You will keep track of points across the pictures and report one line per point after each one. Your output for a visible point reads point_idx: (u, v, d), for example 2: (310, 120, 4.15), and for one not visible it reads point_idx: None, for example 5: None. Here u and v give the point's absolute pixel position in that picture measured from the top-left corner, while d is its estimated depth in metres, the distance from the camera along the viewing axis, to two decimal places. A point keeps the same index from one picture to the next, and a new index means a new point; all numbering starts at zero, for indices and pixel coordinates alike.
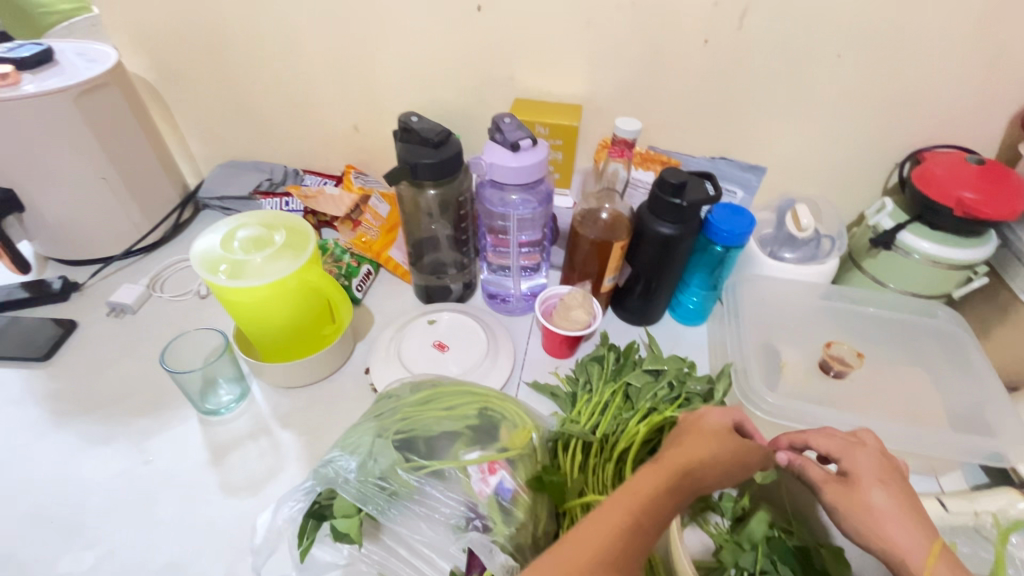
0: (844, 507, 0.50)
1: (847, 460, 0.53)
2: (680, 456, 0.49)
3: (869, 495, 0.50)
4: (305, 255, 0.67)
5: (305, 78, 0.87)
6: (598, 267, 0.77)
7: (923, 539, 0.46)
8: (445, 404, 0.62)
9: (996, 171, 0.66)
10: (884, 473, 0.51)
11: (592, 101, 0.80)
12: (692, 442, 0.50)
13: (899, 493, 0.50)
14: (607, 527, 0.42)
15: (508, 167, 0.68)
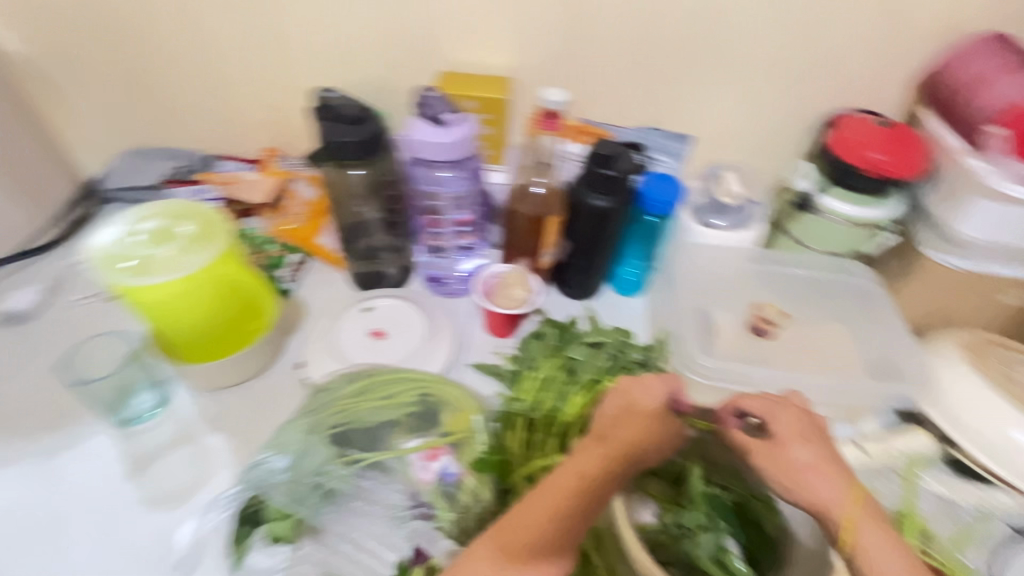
0: (771, 468, 0.50)
1: (773, 419, 0.52)
2: (622, 433, 0.48)
3: (795, 452, 0.50)
4: (219, 246, 0.62)
5: (210, 53, 0.80)
6: (536, 242, 0.77)
7: (843, 490, 0.48)
8: (382, 393, 0.59)
9: (903, 133, 0.70)
10: (806, 429, 0.51)
11: (522, 72, 0.78)
12: (625, 417, 0.49)
13: (819, 446, 0.50)
14: (539, 510, 0.44)
15: (436, 143, 0.64)
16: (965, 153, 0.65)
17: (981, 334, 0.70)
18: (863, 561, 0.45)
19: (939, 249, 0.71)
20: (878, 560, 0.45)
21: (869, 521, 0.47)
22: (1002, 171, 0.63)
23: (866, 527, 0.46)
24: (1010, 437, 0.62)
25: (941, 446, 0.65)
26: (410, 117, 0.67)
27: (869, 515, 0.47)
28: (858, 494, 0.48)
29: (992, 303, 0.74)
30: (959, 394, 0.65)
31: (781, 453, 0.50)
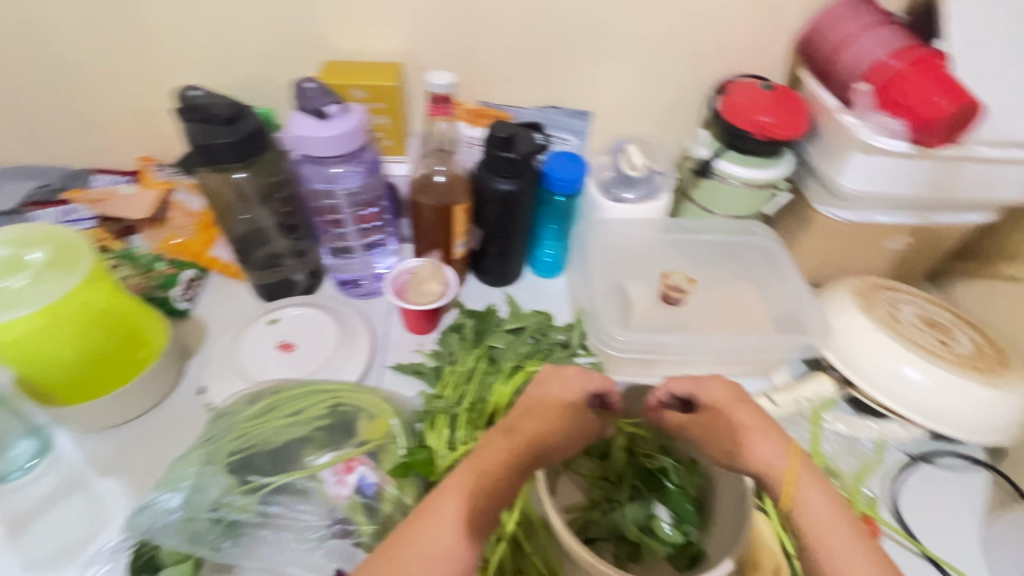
0: (706, 438, 0.52)
1: (702, 393, 0.52)
2: (526, 426, 0.48)
3: (727, 420, 0.50)
4: (84, 271, 0.56)
5: (66, 56, 0.72)
6: (446, 234, 0.74)
7: (782, 448, 0.47)
8: (289, 410, 0.56)
9: (785, 94, 0.72)
10: (735, 394, 0.52)
11: (412, 57, 0.75)
12: (536, 408, 0.49)
13: (750, 408, 0.50)
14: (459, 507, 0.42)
15: (323, 139, 0.61)
16: (839, 111, 0.68)
17: (867, 280, 0.75)
18: (806, 515, 0.44)
19: (829, 204, 0.75)
20: (822, 517, 0.44)
21: (808, 475, 0.46)
22: (869, 125, 0.65)
23: (806, 479, 0.46)
24: (899, 373, 0.64)
25: (841, 389, 0.69)
26: (292, 113, 0.63)
27: (810, 472, 0.46)
28: (797, 449, 0.47)
29: (878, 250, 0.79)
30: (848, 334, 0.68)
31: (714, 422, 0.51)
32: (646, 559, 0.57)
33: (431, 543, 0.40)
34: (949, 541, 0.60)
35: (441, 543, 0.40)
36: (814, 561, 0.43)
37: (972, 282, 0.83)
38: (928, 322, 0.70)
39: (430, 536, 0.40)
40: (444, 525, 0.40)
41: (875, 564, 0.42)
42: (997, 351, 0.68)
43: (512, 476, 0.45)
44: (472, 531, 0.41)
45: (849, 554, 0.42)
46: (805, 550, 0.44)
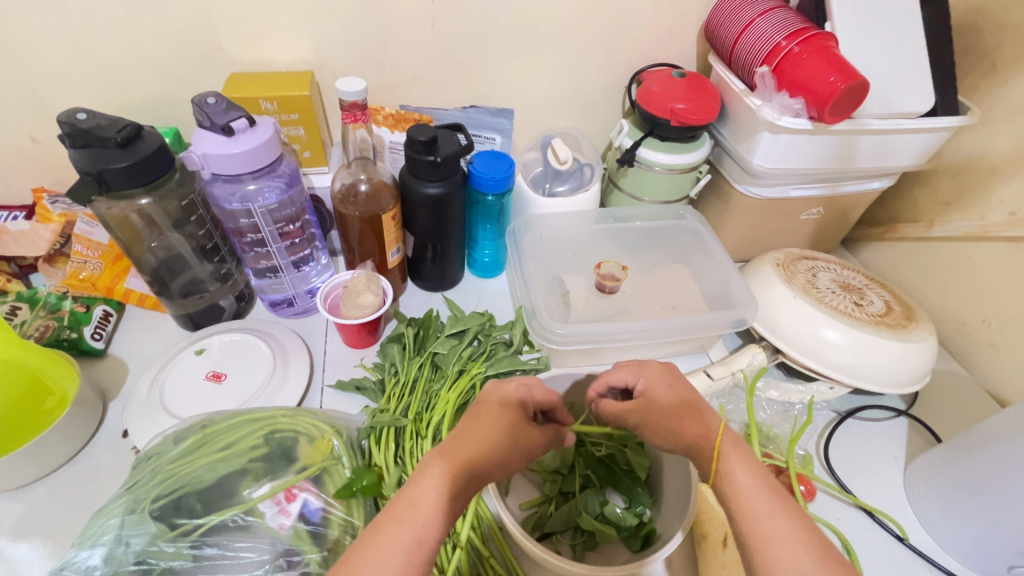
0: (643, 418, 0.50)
1: (640, 379, 0.53)
2: (467, 444, 0.44)
3: (660, 407, 0.49)
4: None
5: None
6: (377, 243, 0.72)
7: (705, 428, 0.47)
8: (219, 445, 0.53)
9: (696, 80, 0.75)
10: (669, 379, 0.52)
11: (324, 64, 0.73)
12: (476, 425, 0.46)
13: (681, 395, 0.50)
14: (390, 545, 0.38)
15: (231, 155, 0.58)
16: (746, 94, 0.71)
17: (789, 253, 0.79)
18: (730, 485, 0.44)
19: (747, 182, 0.78)
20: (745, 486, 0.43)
21: (732, 448, 0.46)
22: (772, 106, 0.68)
23: (732, 455, 0.45)
24: (821, 336, 0.68)
25: (772, 356, 0.72)
26: (196, 132, 0.60)
27: (734, 445, 0.47)
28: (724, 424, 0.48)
29: (795, 222, 0.84)
30: (773, 306, 0.72)
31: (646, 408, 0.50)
32: (603, 548, 0.58)
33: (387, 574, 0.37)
34: (878, 488, 0.65)
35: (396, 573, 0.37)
36: (739, 529, 0.42)
37: (879, 244, 0.89)
38: (844, 287, 0.74)
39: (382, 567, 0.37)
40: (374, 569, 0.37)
41: (795, 521, 0.41)
42: (904, 307, 0.73)
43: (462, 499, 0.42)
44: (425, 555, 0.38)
45: (767, 514, 0.41)
46: (731, 520, 0.43)
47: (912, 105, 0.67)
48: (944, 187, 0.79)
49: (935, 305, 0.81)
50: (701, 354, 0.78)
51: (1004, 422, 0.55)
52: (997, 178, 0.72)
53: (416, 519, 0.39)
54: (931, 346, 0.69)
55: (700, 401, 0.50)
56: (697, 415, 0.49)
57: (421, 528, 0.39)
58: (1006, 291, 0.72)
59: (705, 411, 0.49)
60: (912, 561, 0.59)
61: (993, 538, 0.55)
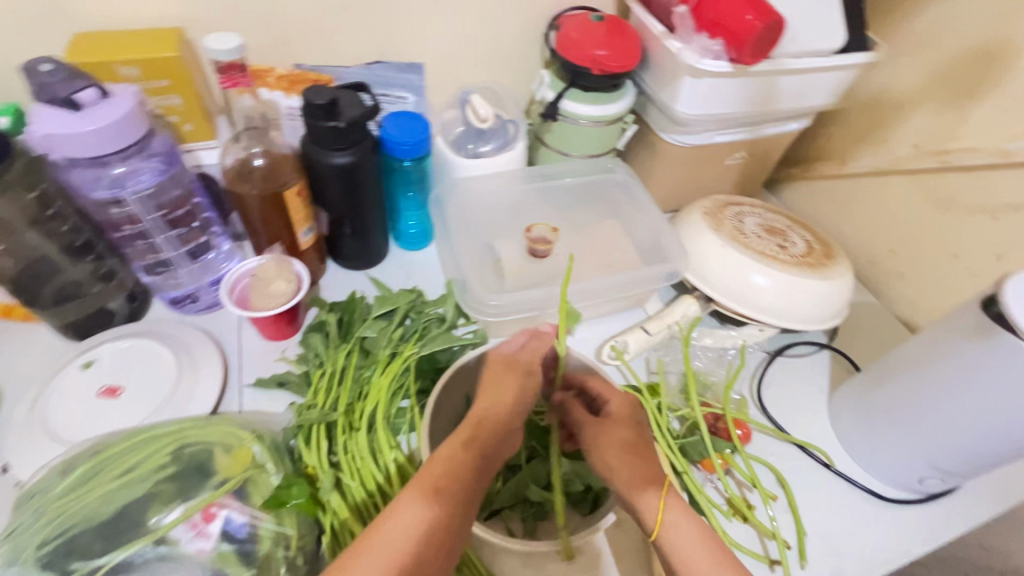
0: (604, 445, 0.51)
1: (611, 399, 0.55)
2: (480, 407, 0.50)
3: (616, 429, 0.52)
4: None
5: None
6: (284, 223, 0.65)
7: (652, 474, 0.48)
8: (118, 470, 0.47)
9: (615, 23, 0.70)
10: (631, 413, 0.54)
11: (194, 18, 0.62)
12: (496, 388, 0.52)
13: (628, 416, 0.54)
14: (415, 520, 0.39)
15: (80, 134, 0.48)
16: (665, 36, 0.67)
17: (716, 200, 0.79)
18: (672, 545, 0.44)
19: (671, 130, 0.76)
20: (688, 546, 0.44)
21: (678, 504, 0.46)
22: (693, 48, 0.65)
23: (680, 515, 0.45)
24: (749, 281, 0.69)
25: (706, 304, 0.72)
26: (32, 107, 0.49)
27: (677, 498, 0.46)
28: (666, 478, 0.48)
29: (720, 168, 0.83)
30: (703, 254, 0.71)
31: (607, 430, 0.53)
32: (554, 515, 0.58)
33: (398, 530, 0.39)
34: (807, 421, 0.68)
35: (414, 526, 0.39)
36: None
37: (799, 185, 0.92)
38: (768, 230, 0.76)
39: (405, 517, 0.40)
40: (395, 541, 0.38)
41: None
42: (824, 246, 0.76)
43: (481, 462, 0.46)
44: (443, 503, 0.41)
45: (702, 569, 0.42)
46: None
47: (823, 43, 0.67)
48: (855, 123, 0.81)
49: (851, 240, 0.85)
50: (639, 309, 0.77)
51: (916, 348, 0.58)
52: (903, 112, 0.74)
53: (431, 471, 0.43)
54: (849, 282, 0.72)
55: (644, 443, 0.52)
56: (632, 430, 0.53)
57: (449, 478, 0.43)
58: (911, 222, 0.76)
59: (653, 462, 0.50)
60: (838, 485, 0.63)
61: (907, 455, 0.60)
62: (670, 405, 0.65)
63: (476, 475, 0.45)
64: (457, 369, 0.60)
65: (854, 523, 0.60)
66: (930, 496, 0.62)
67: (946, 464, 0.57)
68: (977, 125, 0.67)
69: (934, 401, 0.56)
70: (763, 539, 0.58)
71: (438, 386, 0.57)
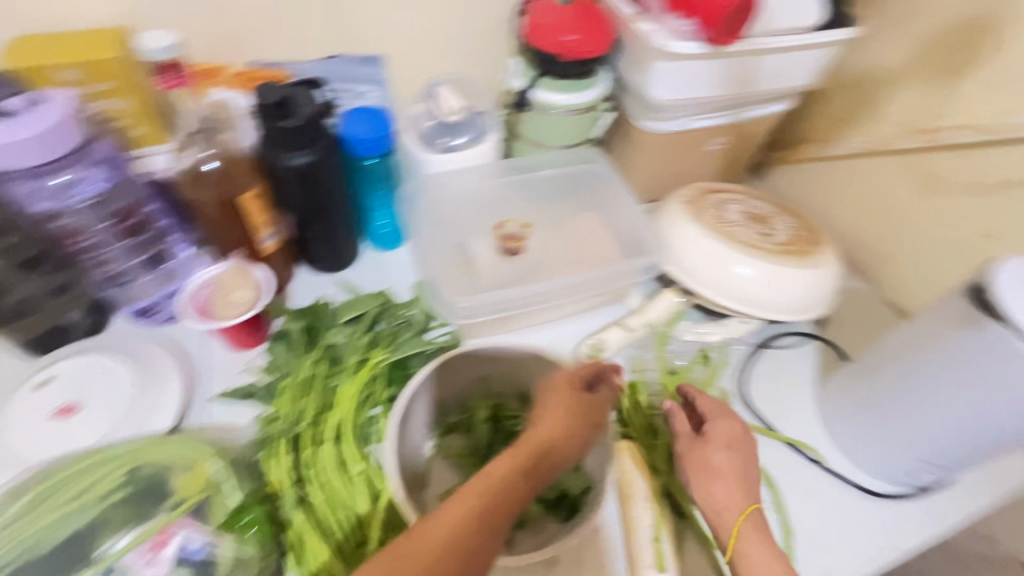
0: (698, 463, 0.51)
1: (716, 419, 0.53)
2: (543, 427, 0.47)
3: (711, 449, 0.51)
4: None
5: None
6: (243, 228, 0.63)
7: (739, 500, 0.48)
8: (70, 493, 0.45)
9: (583, 5, 0.67)
10: (732, 440, 0.51)
11: (135, 16, 0.59)
12: (558, 403, 0.49)
13: (731, 437, 0.51)
14: (451, 532, 0.38)
15: (14, 144, 0.46)
16: (637, 17, 0.64)
17: (697, 188, 0.76)
18: (745, 568, 0.46)
19: (648, 117, 0.73)
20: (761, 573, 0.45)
21: (752, 532, 0.47)
22: (663, 31, 0.62)
23: (754, 545, 0.46)
24: (731, 272, 0.66)
25: (687, 298, 0.70)
26: None
27: (753, 524, 0.47)
28: (752, 507, 0.48)
29: (701, 154, 0.81)
30: (684, 244, 0.68)
31: (702, 443, 0.52)
32: (530, 524, 0.56)
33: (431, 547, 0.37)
34: (793, 415, 0.66)
35: (443, 539, 0.37)
36: None
37: (784, 168, 0.89)
38: (752, 218, 0.73)
39: (444, 527, 0.38)
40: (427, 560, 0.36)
41: None
42: (810, 234, 0.73)
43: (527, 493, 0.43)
44: (484, 525, 0.39)
45: None
46: None
47: (801, 20, 0.64)
48: (841, 104, 0.77)
49: (837, 226, 0.82)
50: (620, 304, 0.75)
51: (904, 337, 0.56)
52: (889, 90, 0.71)
53: (479, 486, 0.41)
54: (835, 270, 0.69)
55: (744, 470, 0.50)
56: (728, 452, 0.50)
57: (492, 499, 0.40)
58: (899, 206, 0.73)
59: (748, 489, 0.49)
60: (826, 482, 0.61)
61: (896, 450, 0.58)
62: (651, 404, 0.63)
63: (519, 500, 0.42)
64: (434, 371, 0.56)
65: (842, 519, 0.58)
66: (921, 489, 0.60)
67: (936, 459, 0.56)
68: (964, 103, 0.64)
69: (925, 394, 0.54)
70: None
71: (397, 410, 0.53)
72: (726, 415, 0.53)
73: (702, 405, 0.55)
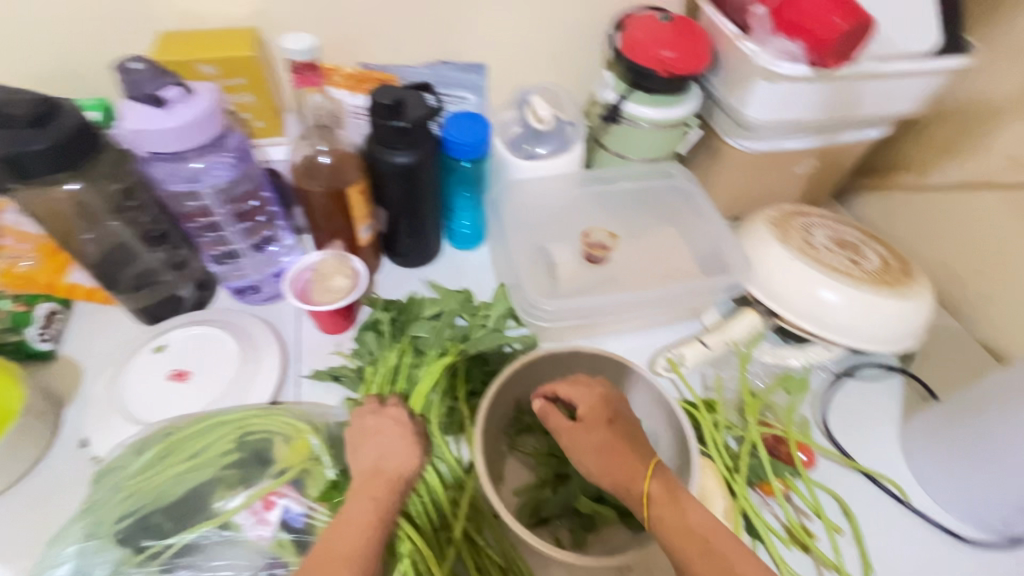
0: (581, 450, 0.48)
1: (580, 398, 0.50)
2: (369, 452, 0.49)
3: (588, 430, 0.48)
4: None
5: None
6: (345, 219, 0.67)
7: (636, 467, 0.45)
8: (187, 453, 0.49)
9: (683, 23, 0.68)
10: (605, 412, 0.49)
11: (267, 18, 0.64)
12: (382, 438, 0.51)
13: (598, 411, 0.49)
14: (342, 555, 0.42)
15: (166, 130, 0.51)
16: (739, 37, 0.64)
17: (782, 209, 0.75)
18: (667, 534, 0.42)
19: (738, 136, 0.73)
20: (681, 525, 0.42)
21: (662, 495, 0.43)
22: (769, 51, 0.62)
23: (669, 504, 0.43)
24: (817, 297, 0.65)
25: (768, 320, 0.69)
26: (122, 102, 0.52)
27: (659, 486, 0.44)
28: (653, 467, 0.45)
29: (787, 176, 0.79)
30: (769, 267, 0.68)
31: (580, 424, 0.49)
32: (601, 529, 0.57)
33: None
34: (875, 449, 0.64)
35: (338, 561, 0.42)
36: None
37: (871, 196, 0.86)
38: (839, 243, 0.71)
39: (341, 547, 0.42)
40: None
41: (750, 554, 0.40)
42: (901, 263, 0.71)
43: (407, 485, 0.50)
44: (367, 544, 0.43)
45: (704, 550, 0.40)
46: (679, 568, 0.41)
47: (913, 45, 0.63)
48: (941, 133, 0.75)
49: (928, 259, 0.79)
50: (695, 321, 0.74)
51: (1006, 381, 0.54)
52: (997, 122, 0.69)
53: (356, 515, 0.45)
54: (929, 303, 0.67)
55: (626, 440, 0.48)
56: (608, 427, 0.48)
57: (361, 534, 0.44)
58: (1000, 242, 0.70)
59: (638, 454, 0.47)
60: (909, 522, 0.59)
61: (993, 496, 0.55)
62: (726, 424, 0.62)
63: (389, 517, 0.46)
64: (513, 371, 0.58)
65: (925, 563, 0.56)
66: (1014, 541, 0.57)
67: None
68: None
69: None
70: (823, 570, 0.55)
71: (487, 395, 0.55)
72: (581, 396, 0.50)
73: (558, 392, 0.52)
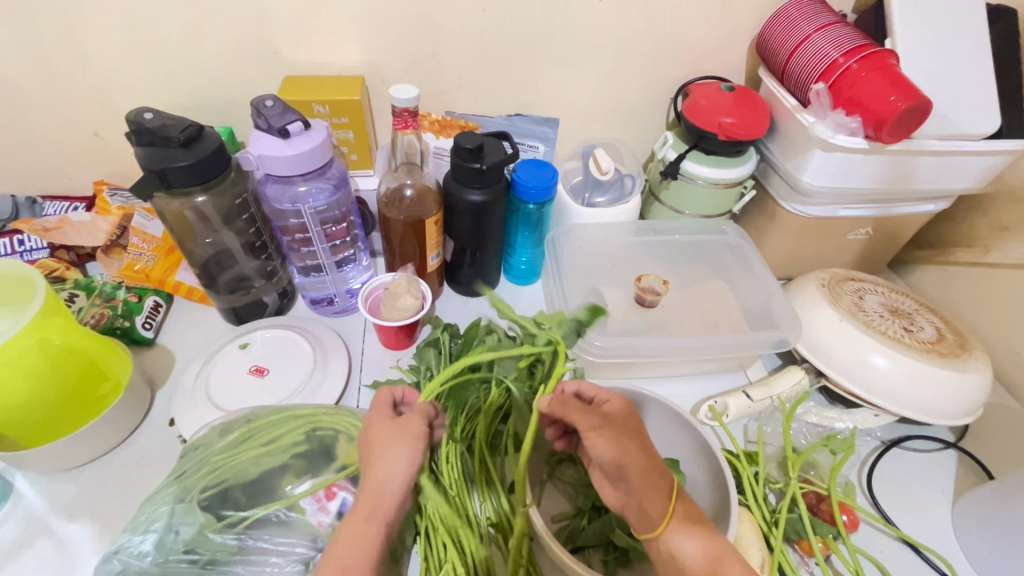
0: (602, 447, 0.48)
1: (609, 399, 0.53)
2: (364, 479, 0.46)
3: (615, 429, 0.49)
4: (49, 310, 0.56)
5: (18, 83, 0.70)
6: (418, 246, 0.73)
7: (661, 488, 0.47)
8: (264, 439, 0.54)
9: (745, 94, 0.73)
10: (631, 419, 0.52)
11: (374, 69, 0.74)
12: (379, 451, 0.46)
13: (627, 417, 0.52)
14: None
15: (287, 157, 0.60)
16: (798, 110, 0.69)
17: (834, 273, 0.77)
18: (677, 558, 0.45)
19: (793, 200, 0.77)
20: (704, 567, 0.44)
21: (684, 519, 0.47)
22: (827, 123, 0.66)
23: (686, 530, 0.46)
24: (866, 360, 0.66)
25: (814, 379, 0.70)
26: (252, 131, 0.62)
27: (683, 516, 0.47)
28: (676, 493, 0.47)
29: (841, 241, 0.81)
30: (817, 329, 0.70)
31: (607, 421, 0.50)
32: (634, 564, 0.58)
33: None
34: (925, 524, 0.62)
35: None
36: None
37: (929, 268, 0.86)
38: (892, 311, 0.72)
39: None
40: None
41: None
42: (957, 336, 0.70)
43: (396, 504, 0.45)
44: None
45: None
46: None
47: (976, 128, 0.65)
48: (1002, 212, 0.76)
49: (988, 336, 0.78)
50: (740, 373, 0.76)
51: None
52: None
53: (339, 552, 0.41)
54: (986, 378, 0.66)
55: (651, 451, 0.49)
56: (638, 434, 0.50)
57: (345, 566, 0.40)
58: None
59: (661, 472, 0.49)
60: None
61: None
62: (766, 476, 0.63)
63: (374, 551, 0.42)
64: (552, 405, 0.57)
65: None
66: None
67: None
68: None
69: None
70: None
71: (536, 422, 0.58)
72: (611, 399, 0.53)
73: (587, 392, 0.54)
